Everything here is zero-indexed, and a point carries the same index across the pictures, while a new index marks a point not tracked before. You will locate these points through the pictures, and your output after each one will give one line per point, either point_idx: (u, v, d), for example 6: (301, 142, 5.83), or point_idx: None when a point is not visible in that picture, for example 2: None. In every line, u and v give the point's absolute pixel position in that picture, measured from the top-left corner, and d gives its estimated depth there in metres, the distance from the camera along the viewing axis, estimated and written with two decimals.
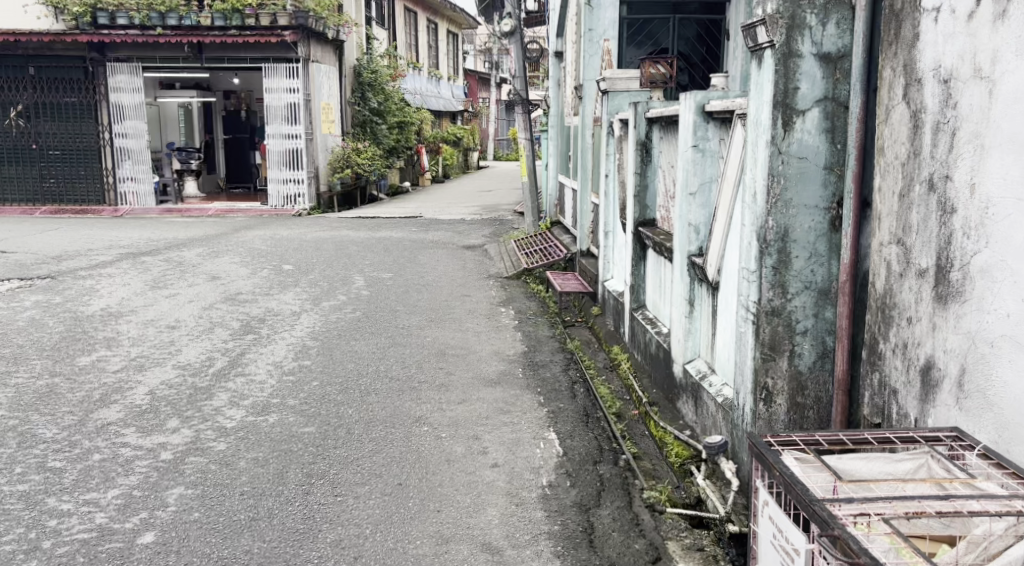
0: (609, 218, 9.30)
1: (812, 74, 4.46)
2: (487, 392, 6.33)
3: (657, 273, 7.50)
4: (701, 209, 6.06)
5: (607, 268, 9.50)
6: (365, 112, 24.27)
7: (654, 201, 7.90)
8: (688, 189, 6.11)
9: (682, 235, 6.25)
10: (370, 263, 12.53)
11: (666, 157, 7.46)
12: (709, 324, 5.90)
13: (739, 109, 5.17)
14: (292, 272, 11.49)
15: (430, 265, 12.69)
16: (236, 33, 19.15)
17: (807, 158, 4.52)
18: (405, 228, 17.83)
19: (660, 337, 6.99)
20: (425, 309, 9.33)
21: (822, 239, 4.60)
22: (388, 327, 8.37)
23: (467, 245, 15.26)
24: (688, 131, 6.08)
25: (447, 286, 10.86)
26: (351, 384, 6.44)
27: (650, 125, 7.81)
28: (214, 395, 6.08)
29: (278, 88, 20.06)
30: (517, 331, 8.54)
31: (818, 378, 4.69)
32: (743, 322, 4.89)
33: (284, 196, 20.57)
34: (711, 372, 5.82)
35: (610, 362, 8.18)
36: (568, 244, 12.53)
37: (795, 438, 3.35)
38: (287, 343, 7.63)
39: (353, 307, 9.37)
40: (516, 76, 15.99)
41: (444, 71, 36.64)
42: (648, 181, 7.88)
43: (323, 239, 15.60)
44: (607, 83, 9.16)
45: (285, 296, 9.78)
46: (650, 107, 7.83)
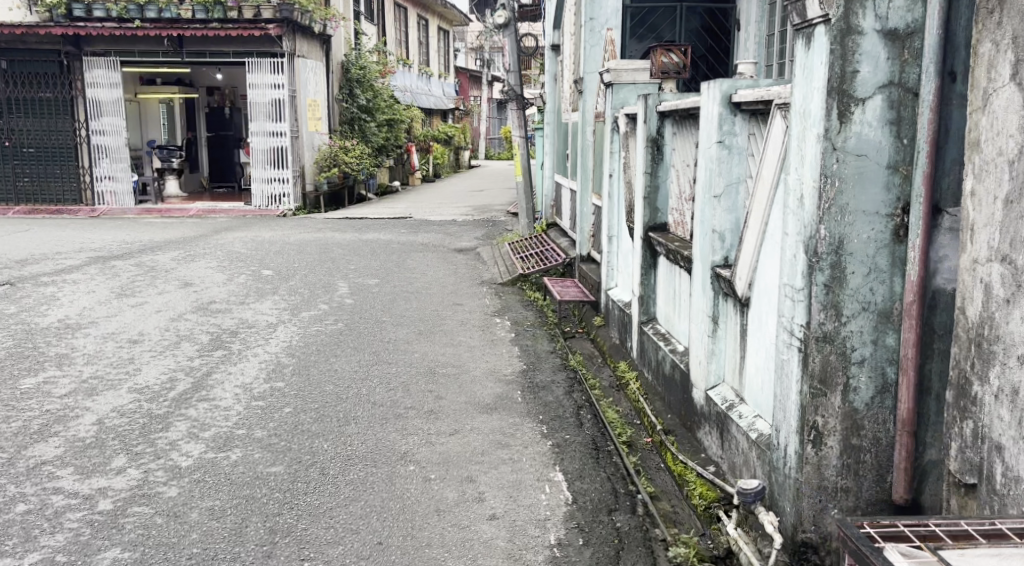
0: (614, 221, 8.59)
1: (875, 55, 3.73)
2: (481, 420, 5.59)
3: (669, 282, 6.80)
4: (727, 214, 5.34)
5: (611, 276, 8.77)
6: (353, 109, 23.52)
7: (666, 203, 7.17)
8: (712, 192, 5.40)
9: (704, 244, 5.53)
10: (356, 268, 11.76)
11: (681, 155, 6.78)
12: (737, 345, 5.19)
13: (779, 97, 4.45)
14: (272, 278, 10.72)
15: (419, 270, 11.93)
16: (218, 27, 18.36)
17: (867, 155, 3.81)
18: (394, 229, 17.08)
19: (675, 356, 6.26)
20: (413, 321, 8.56)
21: (883, 252, 3.89)
22: (372, 342, 7.62)
23: (459, 248, 14.53)
24: (713, 125, 5.36)
25: (437, 294, 10.10)
26: (329, 412, 5.68)
27: (662, 120, 7.11)
28: (171, 425, 5.32)
29: (261, 84, 19.30)
30: (514, 345, 7.80)
31: (876, 417, 3.97)
32: (787, 347, 4.18)
33: (269, 196, 19.84)
34: (740, 401, 5.11)
35: (616, 380, 7.43)
36: (566, 248, 11.81)
37: (901, 532, 2.87)
38: (260, 361, 6.86)
39: (335, 318, 8.60)
40: (510, 71, 15.25)
41: (434, 69, 35.90)
42: (659, 182, 7.15)
43: (307, 241, 14.83)
44: (612, 74, 8.43)
45: (262, 306, 9.01)
46: (662, 100, 7.10)
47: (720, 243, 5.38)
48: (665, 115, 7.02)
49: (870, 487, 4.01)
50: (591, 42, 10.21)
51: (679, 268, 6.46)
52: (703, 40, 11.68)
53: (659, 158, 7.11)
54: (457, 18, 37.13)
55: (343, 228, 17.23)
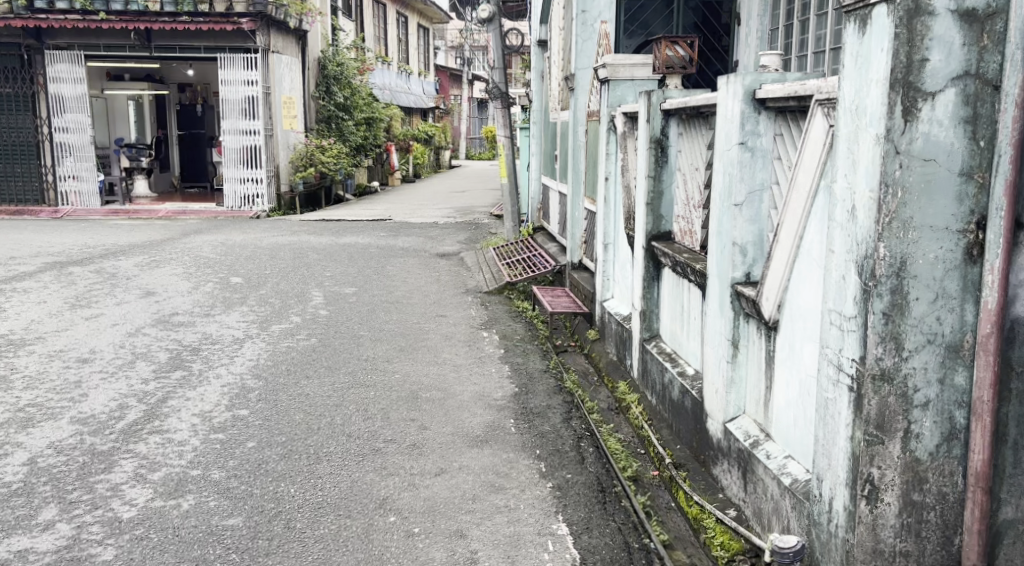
0: (610, 228, 8.01)
1: (948, 40, 3.14)
2: (470, 457, 4.95)
3: (675, 295, 6.20)
4: (750, 225, 4.74)
5: (606, 287, 8.18)
6: (331, 106, 22.81)
7: (670, 210, 6.58)
8: (732, 200, 4.80)
9: (721, 258, 4.93)
10: (332, 275, 11.08)
11: (690, 158, 6.19)
12: (762, 373, 4.59)
13: (821, 91, 3.83)
14: (241, 287, 10.03)
15: (400, 277, 11.27)
16: (187, 20, 17.68)
17: (937, 159, 3.21)
18: (373, 232, 16.41)
19: (684, 380, 5.65)
20: (394, 335, 7.91)
21: (953, 275, 3.28)
22: (349, 361, 6.97)
23: (441, 253, 13.90)
24: (733, 125, 4.76)
25: (419, 305, 9.44)
26: (298, 447, 5.03)
27: (666, 119, 6.48)
28: (115, 464, 4.63)
29: (234, 80, 18.62)
30: (504, 364, 7.16)
31: (942, 469, 3.37)
32: (833, 383, 3.58)
33: (242, 196, 19.18)
34: (766, 438, 4.50)
35: (615, 403, 6.81)
36: (555, 255, 11.22)
37: None
38: (223, 385, 6.18)
39: (309, 333, 7.93)
40: (494, 68, 14.61)
41: (414, 67, 35.21)
42: (664, 187, 6.54)
43: (281, 244, 14.14)
44: (608, 69, 7.80)
45: (229, 319, 8.33)
46: (666, 97, 6.46)
47: (741, 258, 4.77)
48: (670, 114, 6.41)
49: (934, 551, 3.43)
50: (585, 36, 9.59)
51: (687, 282, 5.85)
52: (698, 34, 11.07)
53: (663, 161, 6.51)
54: (437, 15, 36.49)
55: (319, 230, 16.54)
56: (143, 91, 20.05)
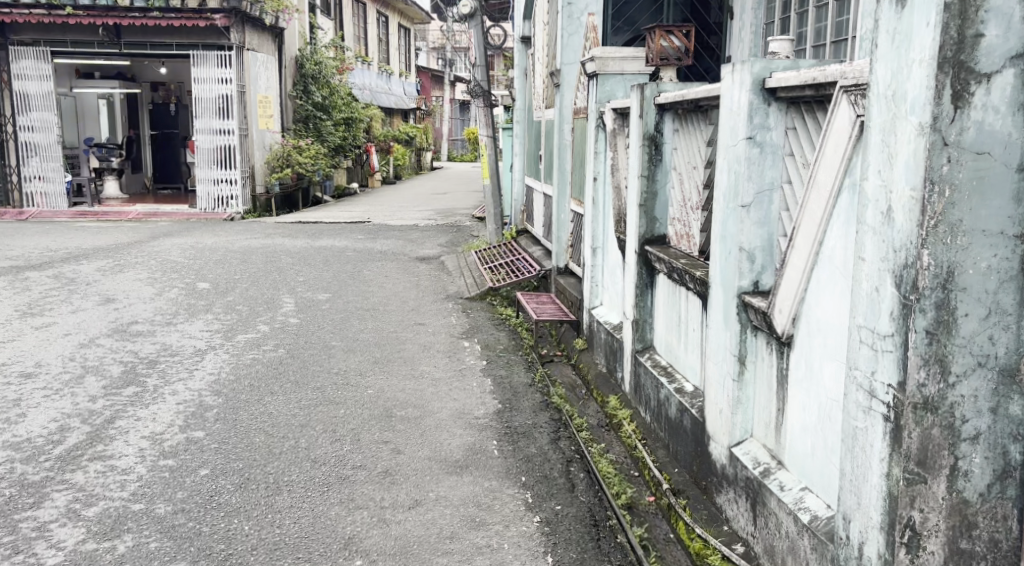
0: (599, 231, 7.57)
1: (1007, 13, 2.70)
2: (449, 486, 4.45)
3: (671, 304, 5.73)
4: (758, 228, 4.27)
5: (595, 294, 7.72)
6: (308, 106, 22.26)
7: (665, 212, 6.11)
8: (737, 201, 4.33)
9: (724, 265, 4.46)
10: (305, 281, 10.56)
11: (688, 155, 5.73)
12: (774, 393, 4.13)
13: (846, 78, 3.37)
14: (207, 294, 9.51)
15: (377, 282, 10.76)
16: (158, 16, 17.12)
17: (991, 152, 2.76)
18: (351, 235, 15.89)
19: (683, 398, 5.17)
20: (368, 346, 7.40)
21: (1009, 287, 2.84)
22: (318, 375, 6.45)
23: (421, 257, 13.40)
24: (740, 118, 4.29)
25: (397, 312, 8.93)
26: (257, 475, 4.52)
27: (661, 114, 6.02)
28: (46, 498, 4.12)
29: (208, 78, 18.15)
30: (486, 377, 6.66)
31: (994, 513, 2.91)
32: (863, 411, 3.11)
33: (216, 198, 18.67)
34: (779, 465, 4.04)
35: (605, 418, 6.33)
36: (540, 259, 10.76)
37: None
38: (178, 402, 5.65)
39: (277, 345, 7.41)
40: (476, 66, 14.12)
41: (395, 68, 34.67)
42: (658, 187, 6.07)
43: (254, 248, 13.59)
44: (597, 63, 7.34)
45: (192, 328, 7.80)
46: (661, 90, 5.99)
47: (749, 265, 4.29)
48: (665, 109, 5.94)
49: None
50: (571, 29, 9.12)
51: (685, 290, 5.39)
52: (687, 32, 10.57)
53: (658, 160, 6.04)
54: (419, 15, 36.00)
55: (294, 234, 15.99)
56: (114, 89, 19.44)
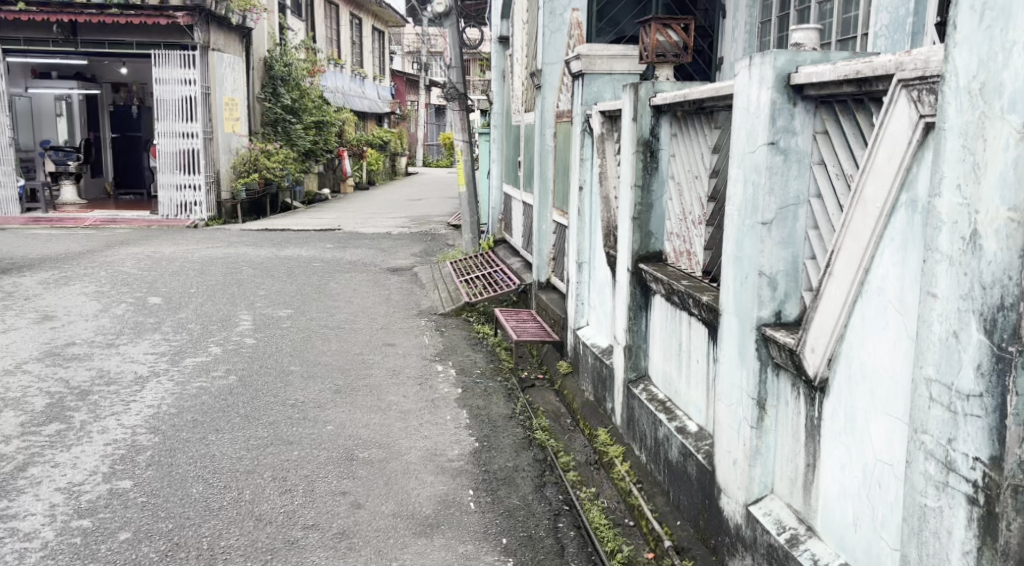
0: (585, 245, 6.95)
1: None
2: (416, 553, 3.81)
3: (670, 330, 5.08)
4: (781, 249, 3.63)
5: (580, 313, 7.09)
6: (277, 109, 21.53)
7: (661, 226, 5.47)
8: (756, 217, 3.68)
9: (740, 290, 3.80)
10: (265, 297, 9.85)
11: (689, 162, 5.10)
12: (802, 445, 3.49)
13: (903, 71, 2.74)
14: (158, 310, 8.83)
15: (344, 297, 10.06)
16: (117, 13, 16.75)
17: None
18: (319, 244, 15.18)
19: (685, 439, 4.52)
20: (330, 372, 6.72)
21: None
22: (271, 408, 5.76)
23: (393, 268, 12.73)
24: (759, 120, 3.65)
25: (364, 331, 8.25)
26: (188, 537, 3.84)
27: (657, 117, 5.37)
28: None
29: (170, 79, 17.48)
30: (461, 408, 5.99)
31: None
32: (934, 486, 2.48)
33: (179, 204, 17.96)
34: (810, 532, 3.39)
35: (594, 454, 5.67)
36: (520, 272, 10.15)
37: None
38: (106, 443, 4.93)
39: (228, 371, 6.71)
40: (452, 67, 13.42)
41: (368, 71, 33.96)
42: (654, 199, 5.43)
43: (214, 259, 12.88)
44: (583, 62, 6.73)
45: (134, 351, 7.09)
46: (657, 90, 5.35)
47: (771, 292, 3.64)
48: (662, 111, 5.30)
49: None
50: (553, 26, 8.49)
51: (688, 315, 4.74)
52: None
53: (653, 168, 5.40)
54: (393, 18, 35.34)
55: (259, 242, 15.28)
56: (72, 89, 18.61)
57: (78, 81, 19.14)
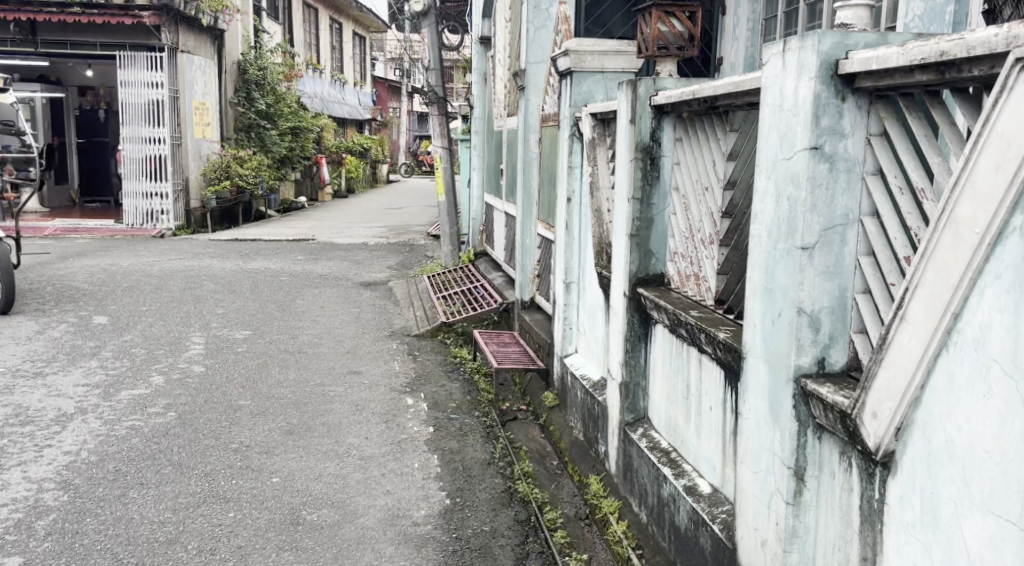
0: (574, 263, 6.22)
1: None
2: None
3: (674, 366, 4.32)
4: (825, 281, 2.87)
5: (568, 338, 6.34)
6: (252, 114, 20.70)
7: (663, 245, 4.73)
8: (794, 241, 2.92)
9: (770, 331, 3.04)
10: (223, 317, 9.09)
11: (696, 171, 4.36)
12: (856, 532, 2.72)
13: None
14: (101, 333, 8.09)
15: (309, 316, 9.30)
16: (79, 12, 15.96)
17: None
18: (290, 256, 14.40)
19: (694, 502, 3.77)
20: (283, 408, 5.97)
21: None
22: (209, 454, 5.02)
23: (367, 282, 11.98)
24: (797, 119, 2.89)
25: (327, 356, 7.50)
26: None
27: (657, 119, 4.63)
28: None
29: (137, 82, 16.69)
30: (432, 453, 5.22)
31: None
32: None
33: (145, 212, 17.12)
34: None
35: (585, 507, 4.92)
36: (502, 288, 9.41)
37: None
38: (3, 504, 4.20)
39: (168, 406, 5.96)
40: (429, 69, 12.27)
41: (349, 77, 33.19)
42: (654, 213, 4.69)
43: (175, 274, 12.12)
44: (572, 59, 5.98)
45: (63, 382, 6.34)
46: (658, 88, 4.61)
47: (812, 335, 2.88)
48: (665, 111, 4.55)
49: None
50: (537, 22, 7.79)
51: (697, 351, 4.00)
52: None
53: (654, 178, 4.65)
54: (375, 23, 34.58)
55: (226, 254, 14.50)
56: (34, 91, 17.78)
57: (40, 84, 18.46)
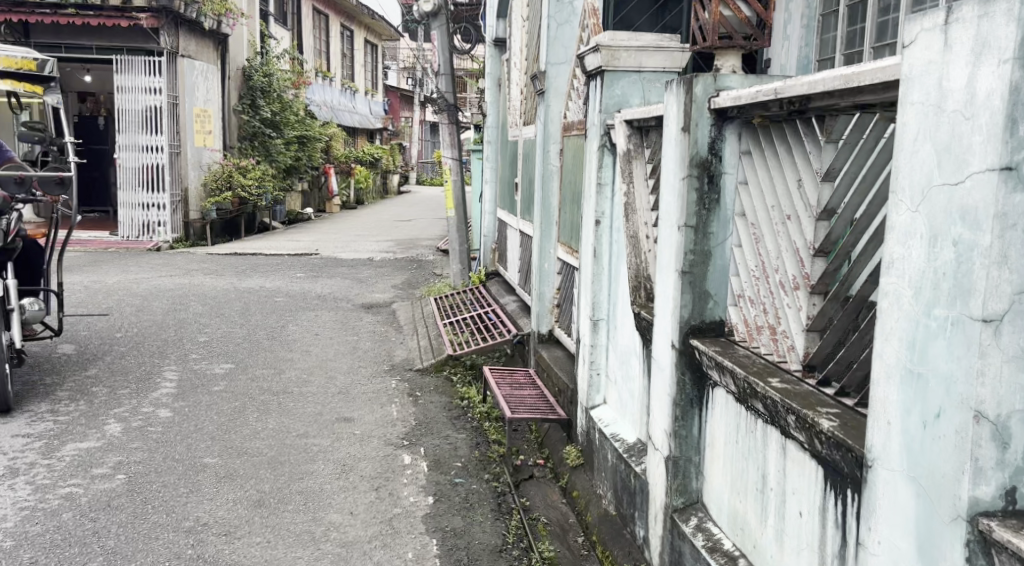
0: (603, 298, 5.25)
1: None
2: None
3: (742, 444, 3.34)
4: (1018, 371, 1.89)
5: (595, 385, 5.34)
6: (256, 122, 19.80)
7: (723, 286, 3.73)
8: (969, 309, 1.93)
9: (918, 438, 2.05)
10: (204, 348, 8.15)
11: (771, 192, 3.38)
12: None
13: None
14: (64, 369, 7.18)
15: (300, 346, 8.35)
16: (73, 13, 15.13)
17: None
18: (288, 273, 13.48)
19: None
20: (255, 470, 5.04)
21: None
22: (155, 538, 4.09)
23: (369, 303, 11.04)
24: (977, 123, 1.91)
25: (314, 399, 6.55)
26: None
27: (717, 125, 3.64)
28: None
29: (134, 87, 15.81)
30: (431, 538, 4.25)
31: None
32: None
33: (140, 224, 16.22)
34: None
35: None
36: (516, 315, 8.44)
37: None
38: None
39: (117, 466, 5.01)
40: (440, 74, 11.34)
41: (360, 85, 32.36)
42: (712, 245, 3.70)
43: (162, 294, 11.22)
44: (603, 56, 5.00)
45: (1, 434, 5.44)
46: (720, 86, 3.63)
47: (997, 454, 1.89)
48: (729, 115, 3.57)
49: None
50: (560, 18, 6.93)
51: (779, 433, 3.01)
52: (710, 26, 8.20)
53: (712, 201, 3.67)
54: (387, 31, 33.80)
55: (221, 271, 13.59)
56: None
57: None
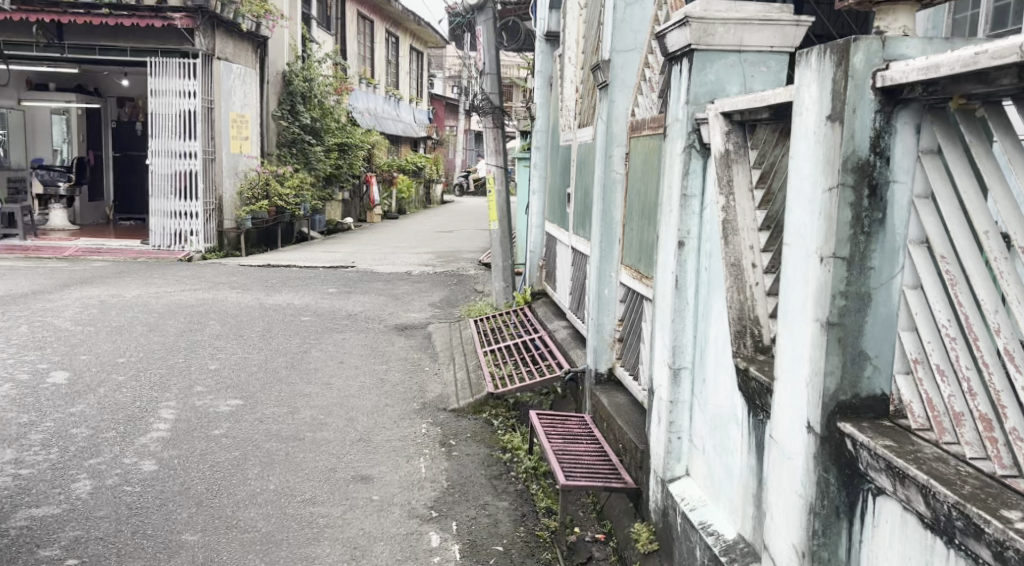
0: (687, 338, 4.09)
1: None
2: None
3: None
4: None
5: (675, 453, 4.18)
6: (296, 128, 18.90)
7: (888, 346, 2.56)
8: None
9: None
10: (213, 379, 7.12)
11: (982, 211, 2.23)
12: None
13: None
14: (49, 405, 6.18)
15: (320, 378, 7.28)
16: (106, 13, 14.26)
17: None
18: (320, 288, 12.47)
19: None
20: (243, 556, 4.01)
21: None
22: None
23: (403, 324, 9.99)
24: None
25: (330, 449, 5.48)
26: None
27: (887, 110, 2.48)
28: None
29: (167, 90, 14.97)
30: None
31: None
32: None
33: (171, 233, 15.40)
34: None
35: None
36: (568, 343, 7.30)
37: None
38: None
39: (71, 547, 4.01)
40: (486, 73, 10.22)
41: (405, 92, 31.48)
42: (874, 286, 2.53)
43: (181, 311, 10.27)
44: (693, 31, 3.88)
45: None
46: (889, 56, 2.49)
47: None
48: (909, 98, 2.42)
49: None
50: None
51: None
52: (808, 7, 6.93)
53: (875, 222, 2.51)
54: (433, 38, 32.94)
55: (248, 285, 12.65)
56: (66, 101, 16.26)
57: (78, 94, 17.05)
